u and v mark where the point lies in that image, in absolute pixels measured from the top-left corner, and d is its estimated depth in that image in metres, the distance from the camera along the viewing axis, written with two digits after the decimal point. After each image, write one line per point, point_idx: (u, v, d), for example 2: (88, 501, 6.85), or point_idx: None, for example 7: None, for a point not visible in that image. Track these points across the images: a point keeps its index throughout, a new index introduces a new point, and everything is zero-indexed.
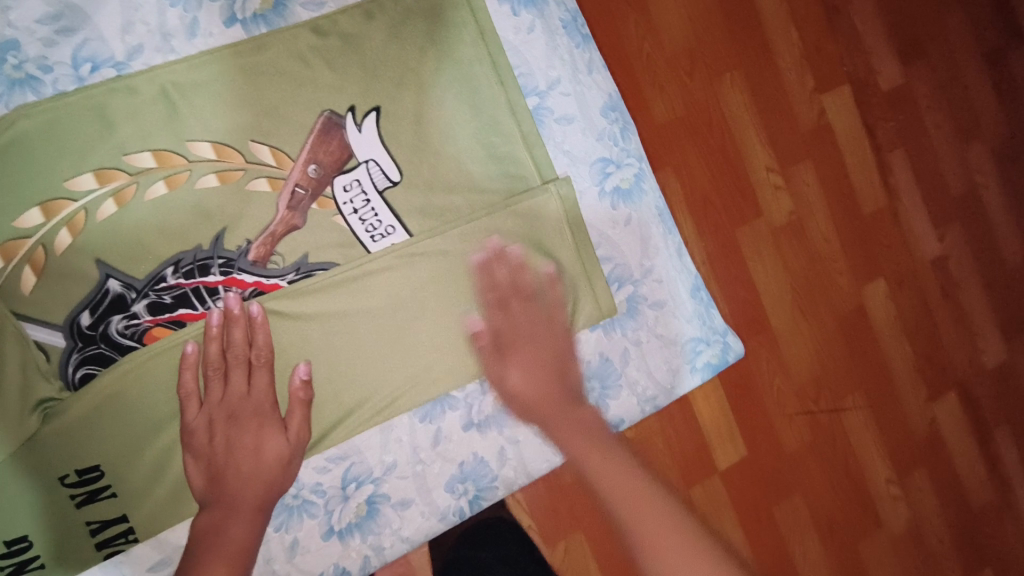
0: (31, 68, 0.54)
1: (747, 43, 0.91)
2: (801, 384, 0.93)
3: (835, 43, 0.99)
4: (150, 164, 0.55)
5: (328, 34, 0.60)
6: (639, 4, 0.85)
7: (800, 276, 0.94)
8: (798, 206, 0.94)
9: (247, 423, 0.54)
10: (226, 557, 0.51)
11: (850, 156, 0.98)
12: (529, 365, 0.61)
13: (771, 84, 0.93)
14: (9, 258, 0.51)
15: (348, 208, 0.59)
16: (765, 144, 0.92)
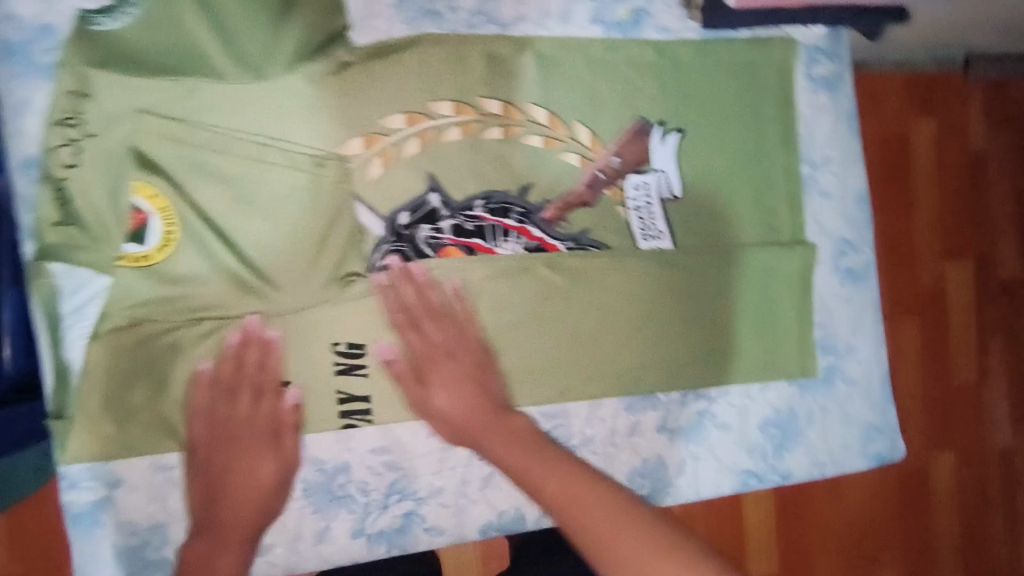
0: (440, 5, 0.60)
1: (894, 204, 1.04)
2: (846, 529, 1.04)
3: (972, 223, 1.08)
4: (496, 111, 0.62)
5: (666, 55, 0.66)
6: None
7: None
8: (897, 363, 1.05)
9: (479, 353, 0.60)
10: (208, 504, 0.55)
11: (955, 332, 1.07)
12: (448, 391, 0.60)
13: (904, 246, 1.05)
14: (367, 148, 0.58)
15: (632, 205, 0.66)
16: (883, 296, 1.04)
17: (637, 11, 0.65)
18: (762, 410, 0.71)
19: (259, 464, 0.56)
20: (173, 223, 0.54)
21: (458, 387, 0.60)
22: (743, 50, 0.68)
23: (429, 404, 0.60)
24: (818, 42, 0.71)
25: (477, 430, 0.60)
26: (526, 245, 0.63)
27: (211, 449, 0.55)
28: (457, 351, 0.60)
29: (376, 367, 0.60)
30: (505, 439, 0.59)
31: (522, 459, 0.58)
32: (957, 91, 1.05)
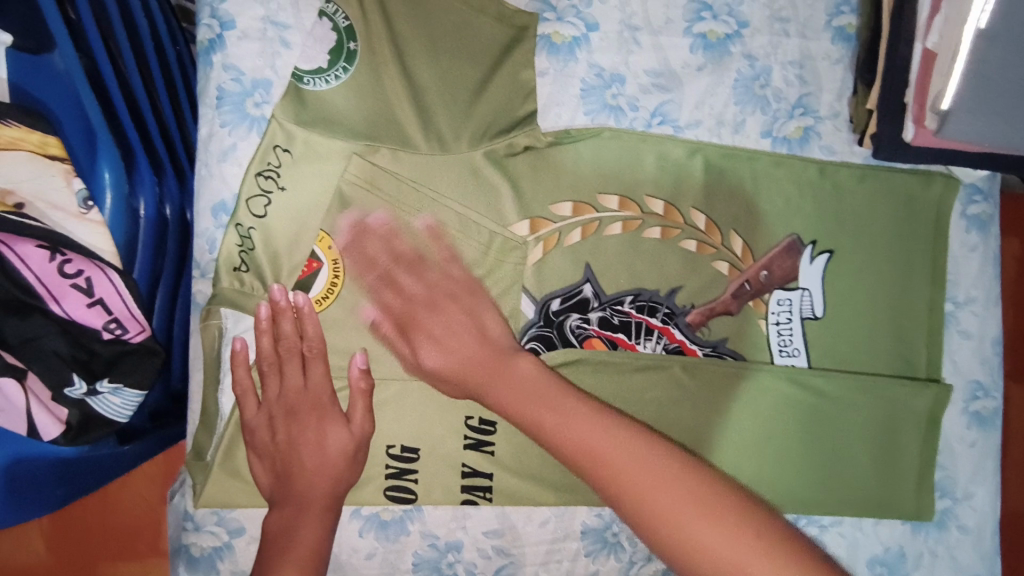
0: (622, 102, 0.61)
1: None
2: None
3: None
4: (658, 212, 0.62)
5: (827, 177, 0.66)
6: None
7: None
8: None
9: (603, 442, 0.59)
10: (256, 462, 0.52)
11: None
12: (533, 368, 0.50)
13: None
14: (533, 232, 0.59)
15: (773, 319, 0.65)
16: None
17: (805, 128, 0.66)
18: (871, 545, 0.68)
19: (324, 434, 0.52)
20: (338, 276, 0.54)
21: (438, 338, 0.52)
22: (902, 180, 0.68)
23: (421, 368, 0.53)
24: (976, 181, 0.70)
25: (519, 401, 0.48)
26: (666, 346, 0.62)
27: (409, 317, 0.53)
28: (455, 318, 0.52)
29: (427, 351, 0.52)
30: (580, 421, 0.45)
31: (581, 441, 0.45)
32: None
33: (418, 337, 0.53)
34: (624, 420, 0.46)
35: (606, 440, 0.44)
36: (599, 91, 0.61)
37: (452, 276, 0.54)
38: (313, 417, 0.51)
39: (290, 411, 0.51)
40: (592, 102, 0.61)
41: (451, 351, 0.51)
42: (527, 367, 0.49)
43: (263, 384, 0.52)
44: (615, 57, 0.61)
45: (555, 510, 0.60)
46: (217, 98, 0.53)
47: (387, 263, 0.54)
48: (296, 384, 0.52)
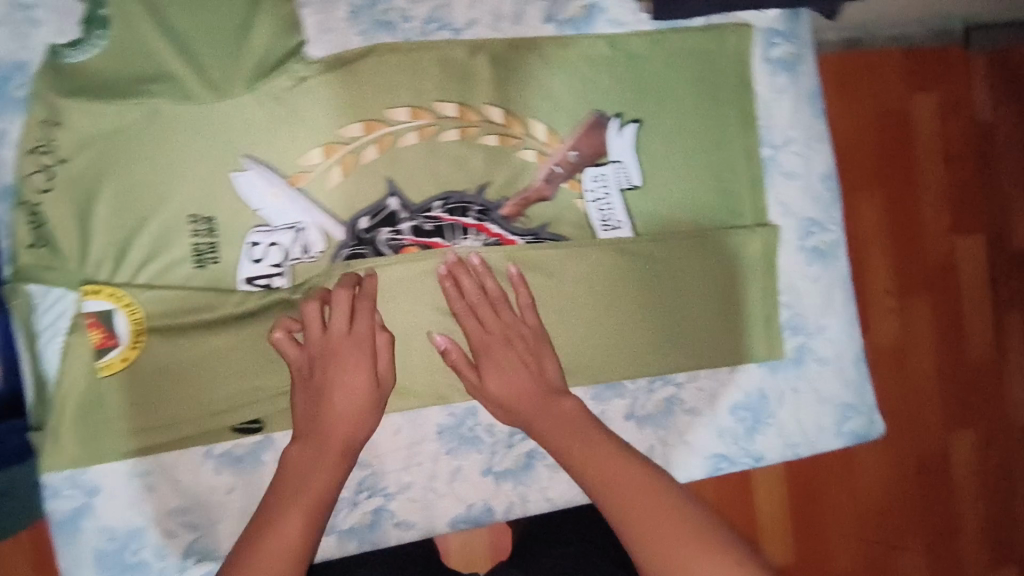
0: (393, 16, 0.63)
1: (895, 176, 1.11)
2: (869, 506, 1.08)
3: (977, 197, 1.14)
4: (452, 114, 0.64)
5: (619, 49, 0.67)
6: None
7: (898, 408, 1.09)
8: (905, 334, 1.11)
9: (494, 356, 0.61)
10: (345, 417, 0.57)
11: (967, 301, 1.13)
12: (506, 380, 0.61)
13: (908, 222, 1.11)
14: (327, 157, 0.61)
15: (591, 196, 0.67)
16: (889, 274, 1.10)
17: (587, 6, 0.67)
18: (731, 393, 0.71)
19: (348, 379, 0.57)
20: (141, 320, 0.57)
21: (504, 370, 0.61)
22: (697, 39, 0.69)
23: (483, 391, 0.62)
24: (775, 25, 0.71)
25: (564, 438, 0.60)
26: (485, 241, 0.64)
27: (483, 348, 0.61)
28: (518, 357, 0.62)
29: (493, 377, 0.61)
30: (627, 469, 0.56)
31: (607, 470, 0.56)
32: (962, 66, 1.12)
33: (489, 367, 0.61)
34: (629, 454, 0.58)
35: (624, 470, 0.56)
36: (366, 10, 0.62)
37: (525, 337, 0.62)
38: (354, 355, 0.58)
39: (317, 435, 0.56)
40: (362, 22, 0.62)
41: (518, 403, 0.61)
42: (569, 406, 0.61)
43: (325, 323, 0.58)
44: None
45: (406, 417, 0.65)
46: None
47: (477, 300, 0.61)
48: (343, 330, 0.58)
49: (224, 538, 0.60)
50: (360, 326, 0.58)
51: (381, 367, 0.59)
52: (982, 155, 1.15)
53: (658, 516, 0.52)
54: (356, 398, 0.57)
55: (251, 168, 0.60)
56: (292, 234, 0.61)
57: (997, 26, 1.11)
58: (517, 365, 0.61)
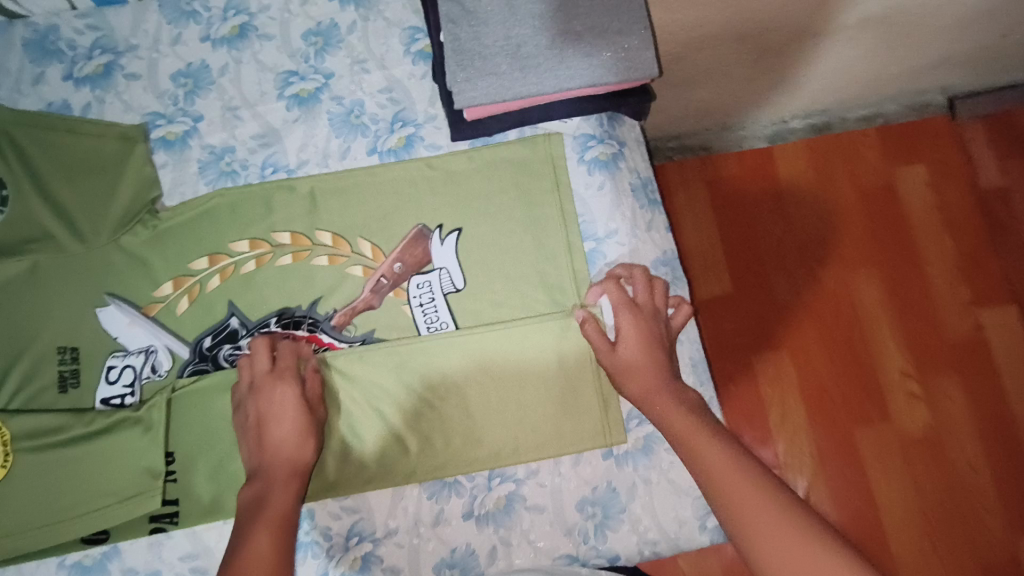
0: (236, 165, 0.75)
1: (890, 251, 1.13)
2: None
3: (996, 260, 1.13)
4: (287, 242, 0.73)
5: (437, 168, 0.75)
6: (782, 205, 1.15)
7: (930, 498, 1.05)
8: (937, 418, 1.07)
9: (627, 323, 0.67)
10: (286, 441, 0.63)
11: (1004, 374, 1.09)
12: (624, 338, 0.67)
13: (917, 301, 1.12)
14: (177, 288, 0.71)
15: (416, 301, 0.72)
16: (904, 354, 1.10)
17: (406, 137, 0.76)
18: (576, 488, 0.69)
19: (280, 403, 0.64)
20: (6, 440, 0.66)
21: (631, 346, 0.66)
22: (511, 151, 0.76)
23: (616, 364, 0.67)
24: (586, 129, 0.76)
25: (679, 419, 0.61)
26: (315, 351, 0.70)
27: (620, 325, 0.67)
28: (656, 338, 0.67)
29: (624, 342, 0.67)
30: (747, 489, 0.52)
31: (734, 489, 0.52)
32: (946, 136, 1.16)
33: (618, 335, 0.67)
34: (735, 447, 0.56)
35: (724, 468, 0.54)
36: (213, 164, 0.74)
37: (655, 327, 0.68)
38: (279, 390, 0.65)
39: (267, 463, 0.63)
40: (209, 174, 0.74)
41: (638, 373, 0.66)
42: (631, 355, 0.66)
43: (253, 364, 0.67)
44: (222, 135, 0.75)
45: None
46: None
47: (622, 304, 0.68)
48: (268, 367, 0.66)
49: None
50: (286, 366, 0.67)
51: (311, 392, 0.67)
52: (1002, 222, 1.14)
53: (770, 514, 0.49)
54: (293, 419, 0.64)
55: (112, 303, 0.70)
56: (143, 357, 0.69)
57: (979, 93, 1.16)
58: (640, 329, 0.67)
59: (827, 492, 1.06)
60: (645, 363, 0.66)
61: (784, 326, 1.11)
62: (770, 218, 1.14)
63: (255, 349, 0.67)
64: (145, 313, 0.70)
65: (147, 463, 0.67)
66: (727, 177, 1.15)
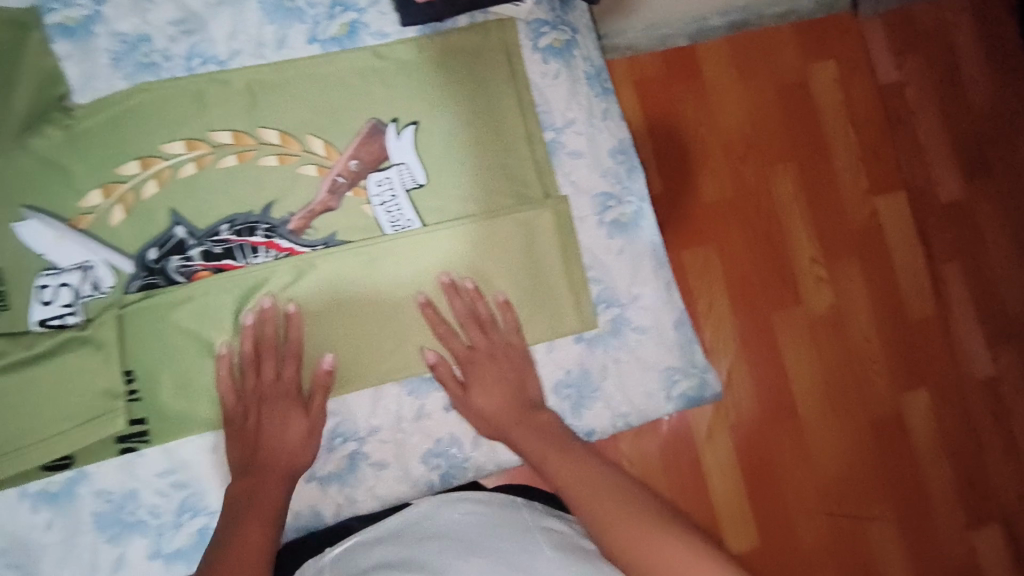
0: (156, 56, 0.66)
1: (800, 145, 1.18)
2: (827, 473, 1.11)
3: (892, 151, 1.21)
4: (227, 141, 0.67)
5: (386, 59, 0.70)
6: (704, 99, 1.15)
7: (834, 373, 1.14)
8: (839, 299, 1.15)
9: (478, 367, 0.69)
10: (285, 456, 0.64)
11: (895, 257, 1.18)
12: (490, 395, 0.68)
13: (823, 190, 1.17)
14: (107, 197, 0.65)
15: (377, 200, 0.69)
16: (811, 242, 1.16)
17: (349, 23, 0.70)
18: (550, 373, 0.72)
19: (285, 418, 0.65)
20: None
21: (489, 384, 0.69)
22: (463, 37, 0.72)
23: (467, 403, 0.69)
24: (539, 14, 0.73)
25: (536, 442, 0.65)
26: (276, 257, 0.67)
27: (470, 360, 0.69)
28: (506, 372, 0.69)
29: (477, 392, 0.68)
30: (575, 471, 0.61)
31: (573, 474, 0.61)
32: (849, 34, 1.21)
33: (475, 384, 0.69)
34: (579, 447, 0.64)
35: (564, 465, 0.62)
36: (128, 54, 0.66)
37: (557, 288, 0.72)
38: (281, 404, 0.65)
39: (254, 470, 0.63)
40: (125, 66, 0.66)
41: (489, 413, 0.68)
42: (489, 404, 0.68)
43: (258, 374, 0.65)
44: (133, 20, 0.66)
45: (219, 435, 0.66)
46: None
47: (465, 318, 0.69)
48: (270, 379, 0.65)
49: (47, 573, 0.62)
50: (288, 374, 0.66)
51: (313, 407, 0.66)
52: (895, 116, 1.21)
53: (584, 485, 0.59)
54: (298, 430, 0.65)
55: (32, 218, 0.63)
56: (81, 273, 0.64)
57: None
58: (500, 386, 0.69)
59: (751, 369, 1.11)
60: (523, 403, 0.69)
61: (704, 216, 1.13)
62: (695, 113, 1.14)
63: (245, 318, 0.65)
64: (72, 227, 0.64)
65: (105, 384, 0.63)
66: (651, 76, 1.14)
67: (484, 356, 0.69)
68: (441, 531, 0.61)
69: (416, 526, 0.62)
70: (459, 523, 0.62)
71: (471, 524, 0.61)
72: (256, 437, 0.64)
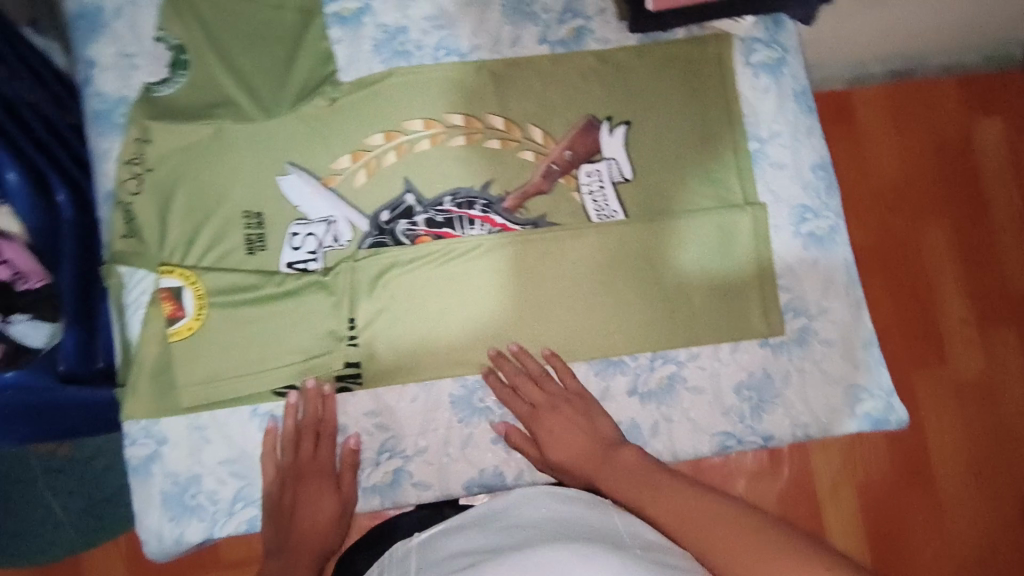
0: (410, 46, 0.75)
1: (958, 199, 1.04)
2: (964, 539, 0.97)
3: None
4: (459, 124, 0.74)
5: (607, 63, 0.76)
6: (856, 141, 1.04)
7: (981, 438, 0.99)
8: (990, 364, 1.00)
9: (543, 419, 0.68)
10: (312, 527, 0.67)
11: None
12: (558, 444, 0.67)
13: (977, 244, 1.04)
14: (354, 162, 0.73)
15: (586, 189, 0.75)
16: (963, 297, 1.02)
17: (576, 29, 0.77)
18: (735, 373, 0.73)
19: (317, 502, 0.67)
20: (202, 294, 0.69)
21: (557, 434, 0.67)
22: (680, 49, 0.77)
23: (549, 460, 0.68)
24: (754, 32, 0.77)
25: (629, 479, 0.60)
26: (489, 230, 0.73)
27: (534, 418, 0.69)
28: (575, 420, 0.68)
29: (551, 447, 0.67)
30: (674, 496, 0.55)
31: (675, 504, 0.54)
32: (1009, 86, 1.07)
33: (545, 437, 0.68)
34: (682, 482, 0.56)
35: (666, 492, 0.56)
36: (388, 43, 0.75)
37: (749, 292, 0.74)
38: (316, 485, 0.67)
39: (286, 548, 0.66)
40: (384, 52, 0.75)
41: (566, 456, 0.67)
42: (563, 450, 0.67)
43: (301, 450, 0.68)
44: (396, 14, 0.75)
45: (421, 387, 0.71)
46: (94, 118, 0.70)
47: (517, 381, 0.70)
48: (308, 456, 0.68)
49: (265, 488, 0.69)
50: (322, 452, 0.69)
51: (344, 482, 0.69)
52: None
53: (702, 522, 0.50)
54: (327, 510, 0.67)
55: (294, 173, 0.72)
56: (325, 226, 0.72)
57: None
58: (570, 429, 0.67)
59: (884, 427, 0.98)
60: (591, 443, 0.66)
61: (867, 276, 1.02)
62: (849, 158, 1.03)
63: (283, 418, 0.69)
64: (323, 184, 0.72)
65: (330, 326, 0.70)
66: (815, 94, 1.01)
67: (546, 411, 0.69)
68: (523, 524, 0.56)
69: (500, 514, 0.59)
70: (538, 518, 0.56)
71: (551, 519, 0.55)
72: (284, 497, 0.68)
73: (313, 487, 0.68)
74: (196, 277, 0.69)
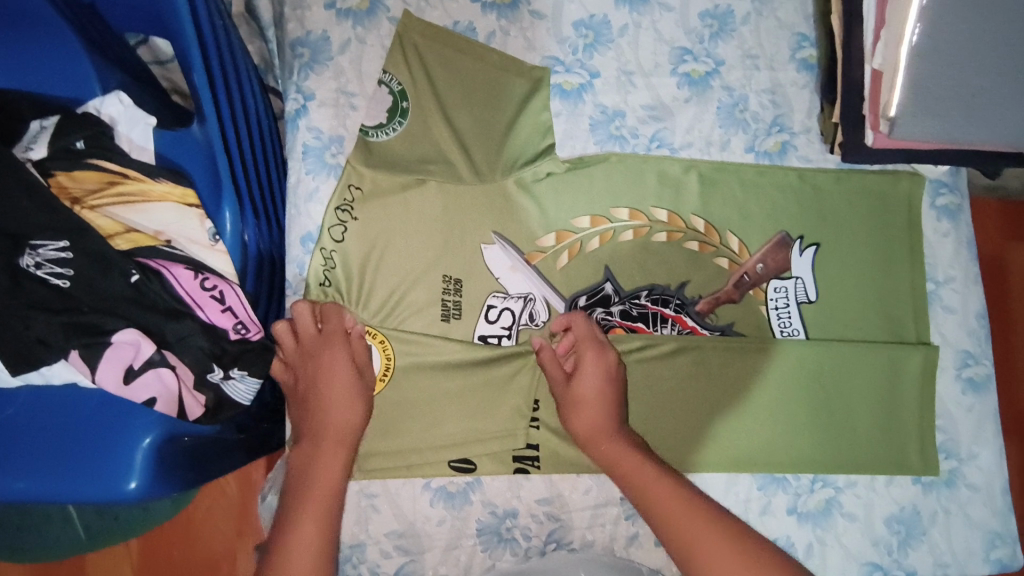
0: (626, 131, 0.74)
1: None
2: None
3: None
4: (663, 220, 0.74)
5: (807, 182, 0.77)
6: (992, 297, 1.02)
7: None
8: None
9: (592, 354, 0.65)
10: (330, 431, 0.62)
11: None
12: (597, 376, 0.65)
13: None
14: (558, 242, 0.71)
15: (773, 304, 0.75)
16: None
17: (782, 143, 0.78)
18: (886, 505, 0.76)
19: (329, 383, 0.62)
20: (390, 355, 0.67)
21: (600, 372, 0.65)
22: (874, 181, 0.79)
23: (573, 390, 0.65)
24: (942, 176, 0.80)
25: (623, 452, 0.63)
26: (680, 332, 0.73)
27: (583, 349, 0.66)
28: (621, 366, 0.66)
29: (586, 374, 0.65)
30: (664, 490, 0.60)
31: (668, 502, 0.59)
32: None
33: (584, 365, 0.65)
34: (669, 471, 0.61)
35: (651, 480, 0.60)
36: (605, 125, 0.74)
37: (908, 429, 0.76)
38: (323, 350, 0.63)
39: (304, 476, 0.60)
40: (600, 132, 0.74)
41: (590, 408, 0.64)
42: (587, 392, 0.64)
43: (304, 324, 0.63)
44: (617, 98, 0.75)
45: (595, 479, 0.69)
46: (303, 152, 0.68)
47: (582, 333, 0.66)
48: (313, 329, 0.63)
49: (428, 565, 0.67)
50: (332, 322, 0.64)
51: (360, 360, 0.64)
52: None
53: (710, 543, 0.56)
54: (341, 395, 0.62)
55: (498, 243, 0.70)
56: (522, 303, 0.70)
57: None
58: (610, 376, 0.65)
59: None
60: (619, 403, 0.65)
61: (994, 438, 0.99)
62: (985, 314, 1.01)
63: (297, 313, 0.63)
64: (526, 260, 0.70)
65: (515, 407, 0.69)
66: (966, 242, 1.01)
67: (592, 347, 0.66)
68: None
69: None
70: None
71: None
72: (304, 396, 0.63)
73: (313, 339, 0.63)
74: (385, 339, 0.67)
